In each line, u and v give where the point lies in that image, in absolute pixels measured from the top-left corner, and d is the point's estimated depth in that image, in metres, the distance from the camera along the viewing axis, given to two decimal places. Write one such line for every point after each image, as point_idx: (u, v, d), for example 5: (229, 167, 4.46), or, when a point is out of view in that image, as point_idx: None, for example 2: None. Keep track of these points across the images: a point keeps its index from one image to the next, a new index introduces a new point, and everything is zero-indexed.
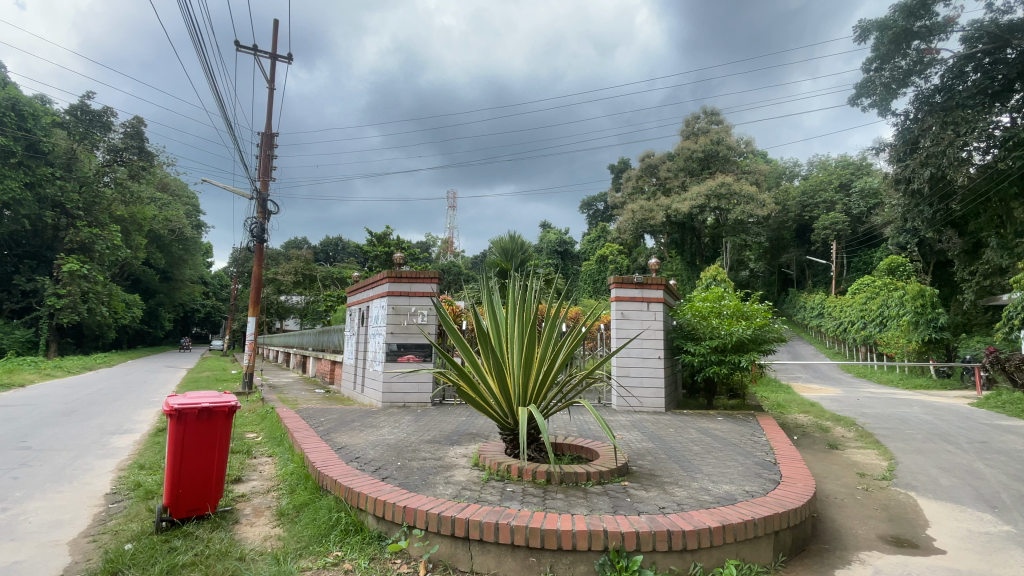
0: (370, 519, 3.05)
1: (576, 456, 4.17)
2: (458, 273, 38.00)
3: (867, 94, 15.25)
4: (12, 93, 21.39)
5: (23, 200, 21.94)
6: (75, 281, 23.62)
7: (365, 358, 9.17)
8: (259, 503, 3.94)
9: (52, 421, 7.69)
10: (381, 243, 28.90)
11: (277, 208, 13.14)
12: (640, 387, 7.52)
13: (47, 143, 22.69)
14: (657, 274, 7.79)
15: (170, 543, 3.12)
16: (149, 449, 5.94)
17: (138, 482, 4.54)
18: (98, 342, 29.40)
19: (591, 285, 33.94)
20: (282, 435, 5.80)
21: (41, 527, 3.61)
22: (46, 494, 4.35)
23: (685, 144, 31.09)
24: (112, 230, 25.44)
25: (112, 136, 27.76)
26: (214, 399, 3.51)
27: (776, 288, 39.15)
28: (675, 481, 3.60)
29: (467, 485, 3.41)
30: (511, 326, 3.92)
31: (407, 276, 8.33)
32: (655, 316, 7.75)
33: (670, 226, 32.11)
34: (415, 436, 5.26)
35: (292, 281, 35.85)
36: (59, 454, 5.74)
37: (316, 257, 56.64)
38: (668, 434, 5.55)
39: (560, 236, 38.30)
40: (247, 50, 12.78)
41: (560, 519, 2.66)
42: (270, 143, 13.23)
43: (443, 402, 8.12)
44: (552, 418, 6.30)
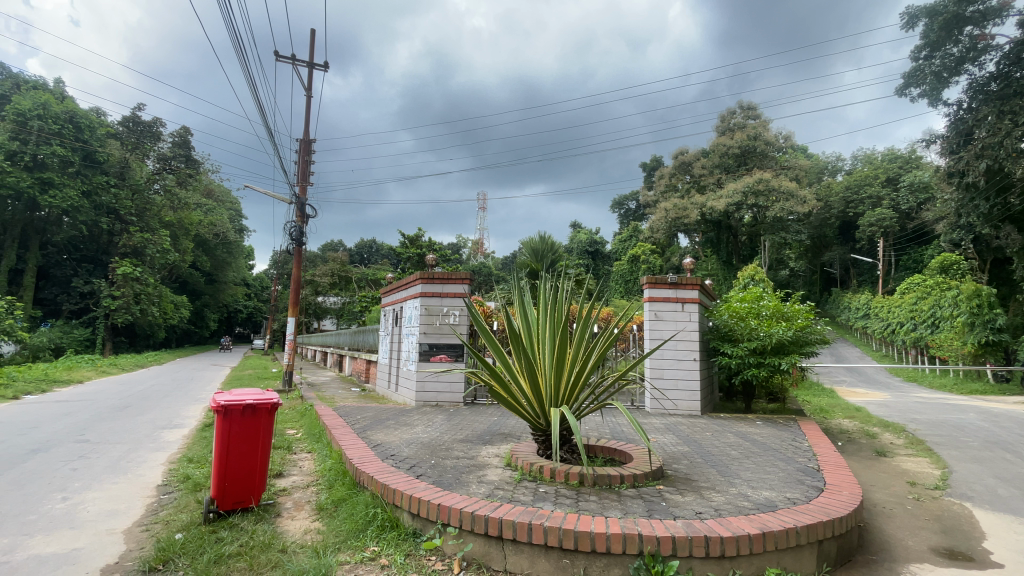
0: (405, 516, 3.11)
1: (610, 459, 4.11)
2: (488, 275, 38.28)
3: (915, 84, 14.42)
4: (70, 107, 22.91)
5: (81, 207, 23.42)
6: (128, 283, 25.03)
7: (399, 358, 9.33)
8: (299, 497, 4.08)
9: (109, 416, 8.20)
10: (413, 244, 29.33)
11: (314, 212, 13.53)
12: (675, 389, 7.38)
13: (102, 153, 24.11)
14: (691, 274, 7.61)
15: (216, 534, 3.26)
16: (196, 444, 6.23)
17: (186, 475, 4.76)
18: (149, 342, 31.02)
19: (622, 286, 33.58)
20: (320, 432, 5.98)
21: (98, 516, 3.84)
22: (102, 485, 4.62)
23: (720, 141, 30.34)
24: (161, 236, 26.83)
25: (161, 145, 29.29)
26: (257, 396, 3.64)
27: (818, 287, 37.73)
28: (712, 486, 3.52)
29: (500, 485, 3.42)
30: (543, 327, 3.91)
31: (439, 277, 8.43)
32: (690, 317, 7.57)
33: (705, 225, 31.33)
34: (447, 435, 5.31)
35: (328, 283, 36.80)
36: (116, 446, 6.11)
37: (352, 259, 58.22)
38: (703, 438, 5.41)
39: (591, 236, 37.95)
40: (286, 59, 13.28)
41: (594, 522, 2.64)
42: (308, 149, 13.65)
43: (475, 402, 8.20)
44: (585, 420, 6.29)
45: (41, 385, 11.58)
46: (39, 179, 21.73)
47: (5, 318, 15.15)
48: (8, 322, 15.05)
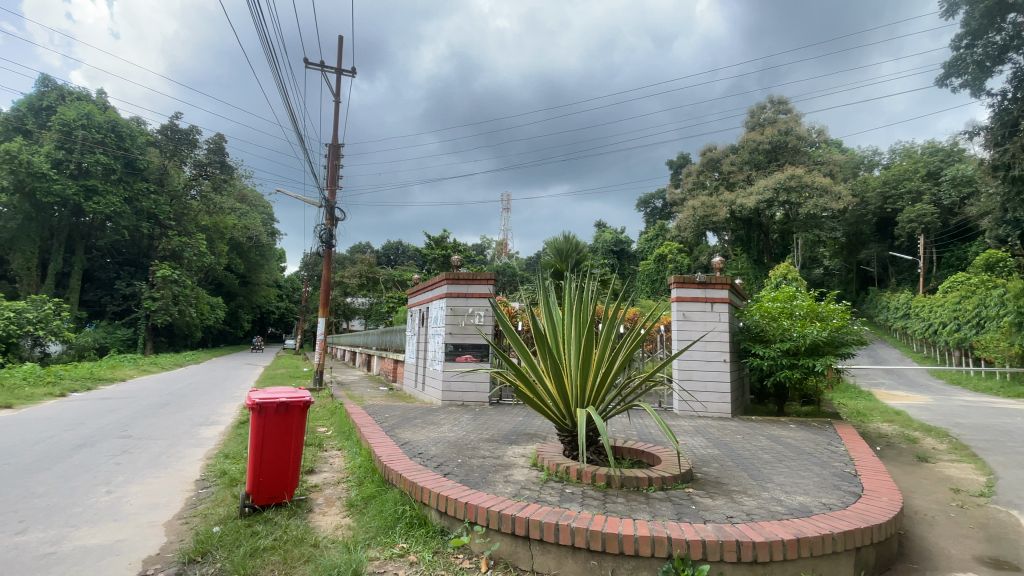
0: (432, 513, 3.15)
1: (637, 461, 4.07)
2: (513, 275, 38.36)
3: (957, 73, 13.73)
4: (112, 117, 24.04)
5: (123, 213, 24.53)
6: (167, 285, 26.08)
7: (425, 358, 9.44)
8: (330, 493, 4.17)
9: (150, 413, 8.55)
10: (439, 246, 29.67)
11: (343, 215, 13.82)
12: (704, 391, 7.24)
13: (142, 161, 25.19)
14: (721, 273, 7.46)
15: (252, 528, 3.37)
16: (232, 440, 6.45)
17: (223, 471, 4.94)
18: (187, 341, 32.24)
19: (648, 285, 33.11)
20: (350, 430, 6.11)
21: (141, 509, 4.02)
22: (144, 479, 4.83)
23: (750, 137, 29.67)
24: (198, 239, 27.84)
25: (197, 152, 30.40)
26: (290, 393, 3.74)
27: (854, 286, 36.49)
28: (743, 491, 3.44)
29: (526, 485, 3.42)
30: (568, 327, 3.90)
31: (464, 278, 8.50)
32: (720, 317, 7.42)
33: (734, 222, 30.65)
34: (473, 435, 5.35)
35: (356, 284, 37.53)
36: (156, 442, 6.38)
37: (379, 261, 59.33)
38: (734, 441, 5.29)
39: (616, 235, 37.63)
40: (315, 66, 13.64)
41: (621, 524, 2.61)
42: (337, 154, 13.96)
43: (500, 402, 8.23)
44: (611, 422, 6.23)
45: (87, 383, 12.19)
46: (84, 187, 22.85)
47: (53, 319, 15.98)
48: (56, 323, 15.87)
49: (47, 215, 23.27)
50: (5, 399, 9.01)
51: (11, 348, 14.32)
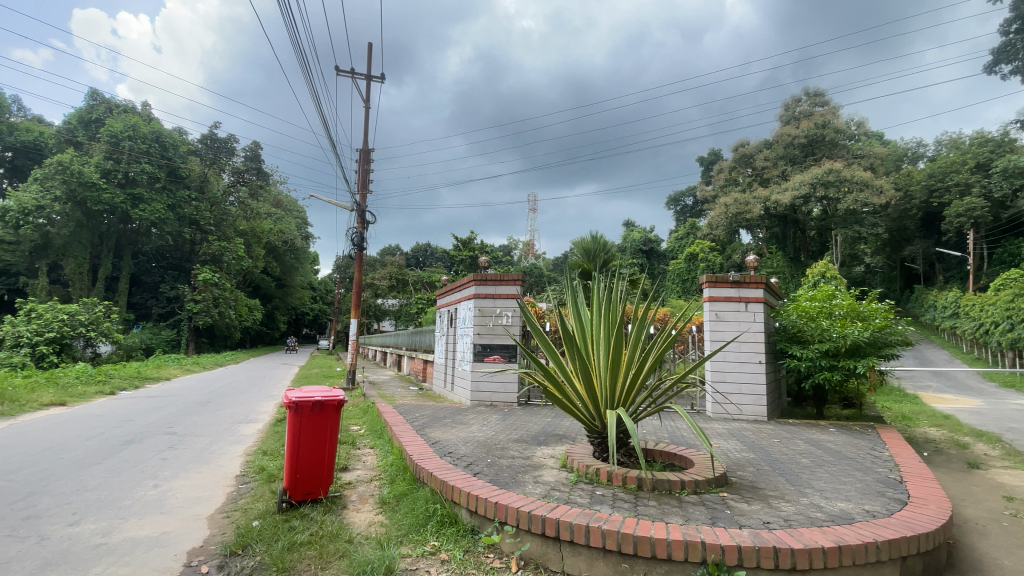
0: (463, 513, 3.18)
1: (669, 464, 3.99)
2: (540, 276, 38.29)
3: (1007, 60, 13.08)
4: (156, 127, 25.24)
5: (167, 219, 25.70)
6: (208, 288, 27.16)
7: (454, 358, 9.52)
8: (363, 491, 4.26)
9: (192, 411, 8.91)
10: (466, 247, 29.91)
11: (373, 218, 14.08)
12: (739, 393, 7.06)
13: (184, 169, 26.39)
14: (755, 272, 7.26)
15: (289, 523, 3.48)
16: (269, 438, 6.67)
17: (261, 467, 5.10)
18: (227, 342, 33.47)
19: (679, 285, 32.49)
20: (381, 429, 6.22)
21: (186, 502, 4.20)
22: (188, 474, 5.05)
23: (784, 131, 28.74)
24: (237, 243, 28.90)
25: (235, 159, 31.61)
26: (325, 392, 3.85)
27: (898, 285, 34.89)
28: (780, 496, 3.33)
29: (556, 486, 3.41)
30: (597, 327, 3.87)
31: (492, 279, 8.54)
32: (754, 317, 7.21)
33: (769, 219, 29.74)
34: (502, 435, 5.36)
35: (386, 286, 38.15)
36: (199, 439, 6.65)
37: (409, 263, 60.29)
38: (770, 445, 5.14)
39: (645, 234, 37.08)
40: (346, 74, 13.97)
41: (654, 527, 2.57)
42: (367, 158, 14.24)
43: (528, 402, 8.23)
44: (641, 424, 6.15)
45: (135, 381, 12.81)
46: (131, 195, 24.05)
47: (103, 321, 16.84)
48: (106, 324, 16.73)
49: (97, 222, 24.48)
50: (61, 397, 9.55)
51: (64, 348, 15.14)
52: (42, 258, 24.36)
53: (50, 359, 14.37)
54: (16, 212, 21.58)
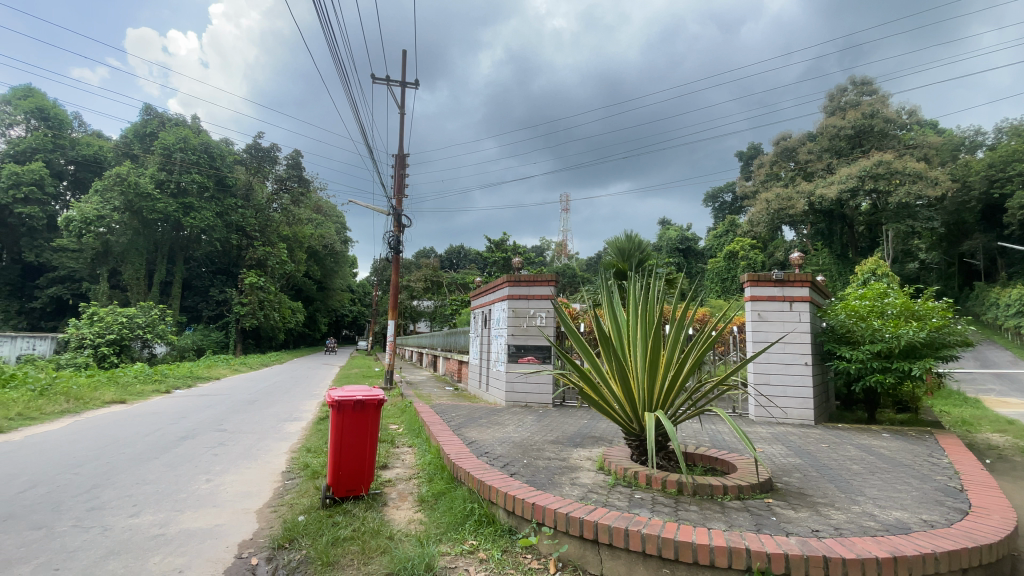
0: (501, 513, 3.20)
1: (710, 468, 3.90)
2: (573, 276, 38.12)
3: None
4: (205, 139, 26.66)
5: (215, 226, 27.01)
6: (254, 292, 28.36)
7: (489, 358, 9.58)
8: (402, 489, 4.35)
9: (241, 409, 9.34)
10: (499, 248, 30.09)
11: (409, 221, 14.35)
12: (783, 396, 6.81)
13: (230, 178, 27.72)
14: (801, 270, 6.98)
15: (332, 519, 3.59)
16: (312, 436, 6.91)
17: (305, 464, 5.29)
18: (272, 343, 34.87)
19: (719, 284, 31.60)
20: (419, 429, 6.32)
21: (236, 497, 4.40)
22: (238, 469, 5.29)
23: (829, 122, 27.51)
24: (280, 248, 30.12)
25: (278, 167, 32.78)
26: (365, 392, 3.95)
27: (956, 282, 32.79)
28: (830, 504, 3.20)
29: (593, 489, 3.39)
30: (634, 328, 3.82)
31: (525, 280, 8.57)
32: (800, 317, 6.94)
33: (813, 215, 28.53)
34: (538, 436, 5.37)
35: (421, 288, 38.75)
36: (247, 436, 6.95)
37: (442, 264, 61.23)
38: (817, 451, 4.93)
39: (682, 233, 36.27)
40: (382, 81, 14.30)
41: (695, 533, 2.52)
42: (403, 163, 14.53)
43: (563, 404, 8.18)
44: (681, 427, 6.02)
45: (187, 381, 13.52)
46: (182, 204, 25.39)
47: (158, 323, 17.80)
48: (161, 326, 17.68)
49: (152, 230, 25.80)
50: (121, 395, 10.17)
51: (123, 349, 16.12)
52: (103, 265, 26.00)
53: (110, 359, 15.33)
54: (77, 222, 22.75)
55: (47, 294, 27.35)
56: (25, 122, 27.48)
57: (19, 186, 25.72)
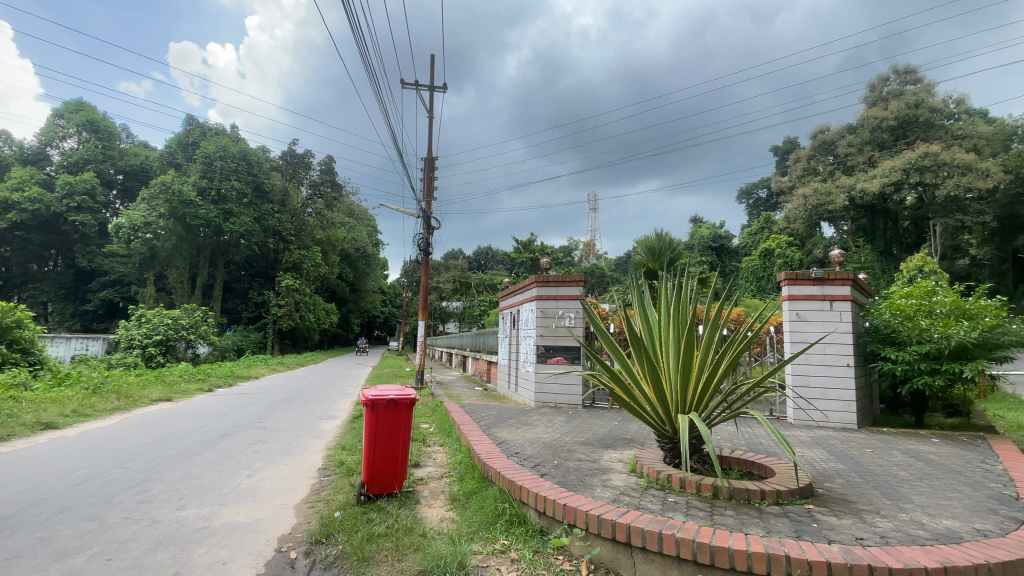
0: (532, 513, 3.21)
1: (746, 473, 3.79)
2: (602, 276, 37.76)
3: None
4: (243, 147, 27.70)
5: (253, 231, 28.01)
6: (290, 294, 29.29)
7: (518, 359, 9.60)
8: (434, 487, 4.40)
9: (279, 407, 9.68)
10: (527, 249, 30.13)
11: (439, 224, 14.51)
12: (824, 399, 6.57)
13: (267, 184, 28.72)
14: (841, 268, 6.73)
15: (367, 515, 3.68)
16: (346, 433, 7.08)
17: (341, 461, 5.43)
18: (308, 343, 35.92)
19: (753, 283, 30.71)
20: (450, 428, 6.39)
21: (275, 492, 4.56)
22: (277, 465, 5.48)
23: (870, 113, 26.38)
24: (315, 252, 31.03)
25: (312, 173, 33.66)
26: (398, 392, 4.02)
27: (1011, 279, 30.88)
28: (875, 510, 3.07)
29: (625, 491, 3.36)
30: (666, 329, 3.75)
31: (554, 280, 8.54)
32: (842, 317, 6.69)
33: (854, 210, 27.40)
34: (569, 437, 5.35)
35: (450, 289, 39.24)
36: (286, 433, 7.18)
37: (471, 265, 61.79)
38: (861, 456, 4.73)
39: (714, 230, 35.49)
40: (411, 86, 14.53)
41: (732, 538, 2.45)
42: (432, 167, 14.71)
43: (593, 405, 8.13)
44: (716, 430, 5.89)
45: (228, 380, 14.05)
46: (223, 210, 26.45)
47: (201, 324, 18.55)
48: (203, 328, 18.45)
49: (195, 236, 26.91)
50: (168, 393, 10.67)
51: (169, 350, 16.89)
52: (150, 269, 27.32)
53: (157, 359, 16.08)
54: (128, 229, 24.45)
55: (100, 297, 28.97)
56: (76, 134, 29.30)
57: (73, 195, 27.25)
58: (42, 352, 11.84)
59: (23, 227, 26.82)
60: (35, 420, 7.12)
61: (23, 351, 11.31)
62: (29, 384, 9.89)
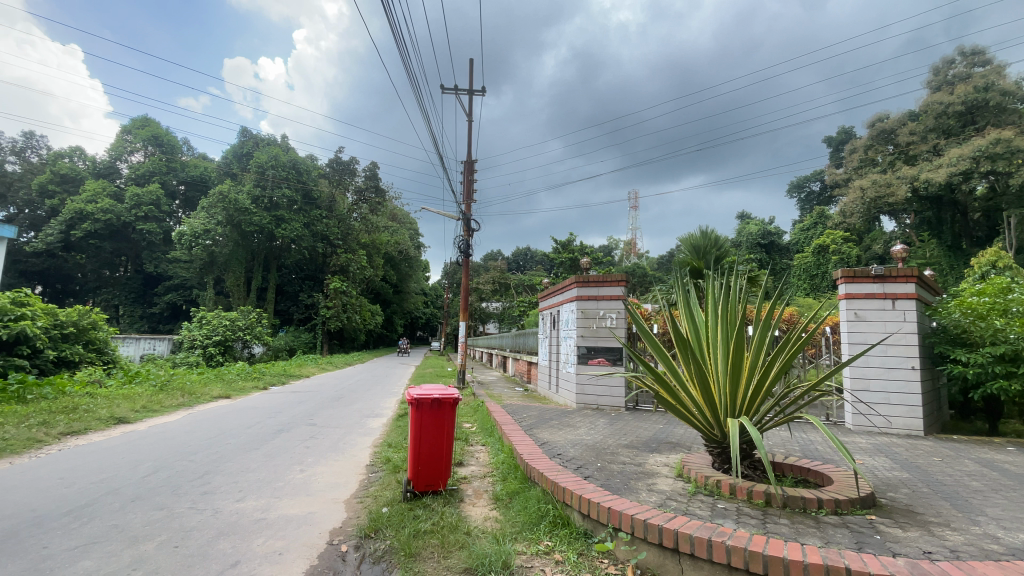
0: (576, 516, 3.19)
1: (802, 480, 3.63)
2: (643, 276, 37.01)
3: None
4: (293, 156, 28.96)
5: (302, 236, 29.24)
6: (338, 296, 30.46)
7: (558, 360, 9.53)
8: (478, 487, 4.45)
9: (328, 405, 10.07)
10: (566, 249, 29.96)
11: (478, 226, 14.67)
12: (886, 404, 6.19)
13: (315, 192, 29.92)
14: (905, 265, 6.33)
15: (413, 512, 3.76)
16: (392, 432, 7.27)
17: (387, 458, 5.58)
18: (355, 343, 37.13)
19: (806, 282, 29.34)
20: (492, 428, 6.44)
21: (327, 487, 4.74)
22: (327, 461, 5.70)
23: (934, 98, 24.61)
24: (360, 255, 32.08)
25: (357, 179, 34.75)
26: (441, 392, 4.09)
27: None
28: (945, 523, 2.87)
29: (672, 496, 3.28)
30: (714, 330, 3.63)
31: (594, 281, 8.45)
32: (905, 316, 6.29)
33: (917, 202, 25.60)
34: (612, 439, 5.28)
35: (490, 289, 39.65)
36: (335, 430, 7.47)
37: (510, 266, 62.26)
38: (928, 464, 4.42)
39: (763, 227, 34.17)
40: (451, 91, 14.80)
41: (788, 548, 2.36)
42: (471, 169, 14.89)
43: (637, 407, 7.98)
44: (768, 435, 5.66)
45: (280, 378, 14.68)
46: (275, 217, 27.78)
47: (256, 325, 19.50)
48: (258, 329, 19.38)
49: (250, 241, 28.33)
50: (227, 391, 11.29)
51: (226, 350, 17.85)
52: (209, 274, 28.97)
53: (216, 358, 17.04)
54: (189, 236, 26.04)
55: (165, 300, 31.03)
56: (142, 149, 31.56)
57: (141, 206, 29.25)
58: (114, 352, 12.76)
59: (97, 236, 29.00)
60: (110, 414, 7.71)
61: (97, 350, 12.22)
62: (103, 381, 10.68)
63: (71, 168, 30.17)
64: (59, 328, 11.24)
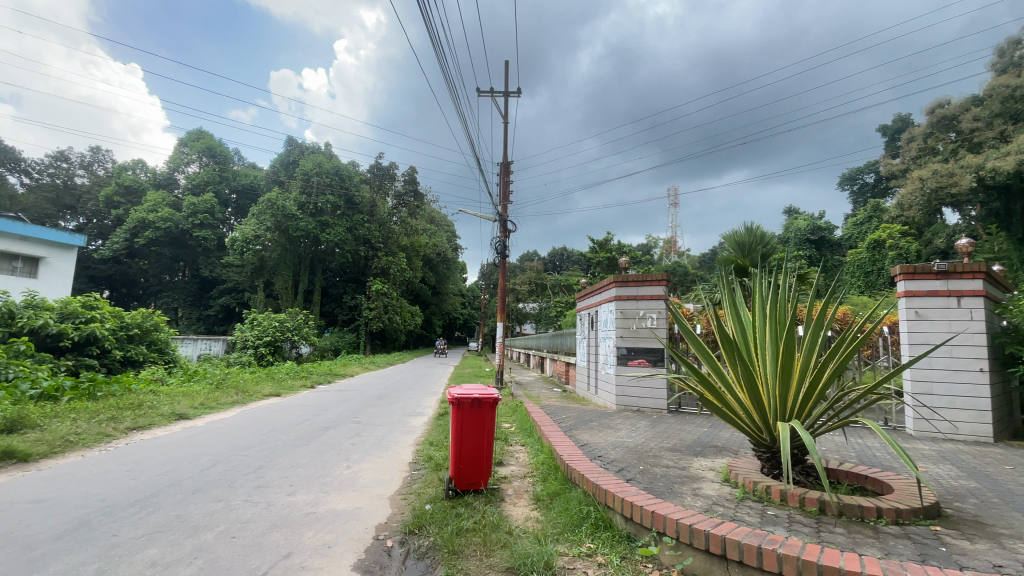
0: (618, 518, 3.16)
1: (858, 487, 3.44)
2: (684, 275, 36.08)
3: None
4: (336, 163, 30.00)
5: (345, 240, 30.21)
6: (379, 297, 31.34)
7: (598, 360, 9.44)
8: (518, 486, 4.47)
9: (372, 404, 10.37)
10: (604, 249, 29.64)
11: (515, 226, 14.74)
12: (950, 409, 5.80)
13: (358, 197, 30.84)
14: (971, 260, 5.91)
15: (455, 510, 3.83)
16: (433, 430, 7.42)
17: (429, 457, 5.69)
18: (396, 344, 38.04)
19: (860, 279, 27.84)
20: (531, 429, 6.45)
21: (371, 483, 4.87)
22: (371, 458, 5.87)
23: (1001, 81, 22.85)
24: (400, 257, 32.86)
25: (397, 184, 35.55)
26: (481, 392, 4.15)
27: None
28: (1019, 536, 2.66)
29: (719, 501, 3.19)
30: (761, 330, 3.51)
31: (633, 280, 8.33)
32: (972, 315, 5.87)
33: (983, 192, 23.76)
34: (654, 442, 5.18)
35: (527, 290, 39.75)
36: (379, 428, 7.68)
37: (547, 266, 62.20)
38: (1000, 474, 4.11)
39: (812, 222, 32.71)
40: (487, 94, 14.97)
41: (844, 558, 2.25)
42: (507, 170, 14.98)
43: (679, 410, 7.80)
44: (820, 440, 5.42)
45: (325, 377, 15.21)
46: (320, 222, 28.84)
47: (303, 326, 20.28)
48: (305, 329, 20.15)
49: (297, 246, 29.50)
50: (277, 389, 11.81)
51: (276, 350, 18.65)
52: (259, 277, 30.36)
53: (266, 358, 17.86)
54: (241, 242, 27.40)
55: (219, 303, 32.77)
56: (198, 160, 33.46)
57: (197, 214, 30.95)
58: (175, 352, 13.56)
59: (158, 244, 30.89)
60: (171, 411, 8.22)
61: (160, 350, 13.03)
62: (164, 380, 11.36)
63: (134, 180, 32.21)
64: (125, 330, 12.06)
